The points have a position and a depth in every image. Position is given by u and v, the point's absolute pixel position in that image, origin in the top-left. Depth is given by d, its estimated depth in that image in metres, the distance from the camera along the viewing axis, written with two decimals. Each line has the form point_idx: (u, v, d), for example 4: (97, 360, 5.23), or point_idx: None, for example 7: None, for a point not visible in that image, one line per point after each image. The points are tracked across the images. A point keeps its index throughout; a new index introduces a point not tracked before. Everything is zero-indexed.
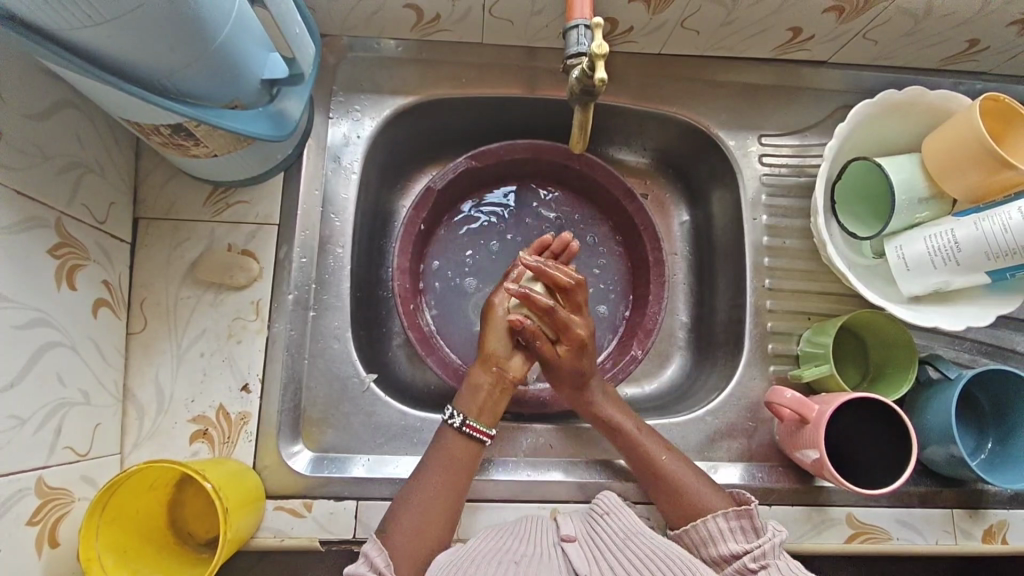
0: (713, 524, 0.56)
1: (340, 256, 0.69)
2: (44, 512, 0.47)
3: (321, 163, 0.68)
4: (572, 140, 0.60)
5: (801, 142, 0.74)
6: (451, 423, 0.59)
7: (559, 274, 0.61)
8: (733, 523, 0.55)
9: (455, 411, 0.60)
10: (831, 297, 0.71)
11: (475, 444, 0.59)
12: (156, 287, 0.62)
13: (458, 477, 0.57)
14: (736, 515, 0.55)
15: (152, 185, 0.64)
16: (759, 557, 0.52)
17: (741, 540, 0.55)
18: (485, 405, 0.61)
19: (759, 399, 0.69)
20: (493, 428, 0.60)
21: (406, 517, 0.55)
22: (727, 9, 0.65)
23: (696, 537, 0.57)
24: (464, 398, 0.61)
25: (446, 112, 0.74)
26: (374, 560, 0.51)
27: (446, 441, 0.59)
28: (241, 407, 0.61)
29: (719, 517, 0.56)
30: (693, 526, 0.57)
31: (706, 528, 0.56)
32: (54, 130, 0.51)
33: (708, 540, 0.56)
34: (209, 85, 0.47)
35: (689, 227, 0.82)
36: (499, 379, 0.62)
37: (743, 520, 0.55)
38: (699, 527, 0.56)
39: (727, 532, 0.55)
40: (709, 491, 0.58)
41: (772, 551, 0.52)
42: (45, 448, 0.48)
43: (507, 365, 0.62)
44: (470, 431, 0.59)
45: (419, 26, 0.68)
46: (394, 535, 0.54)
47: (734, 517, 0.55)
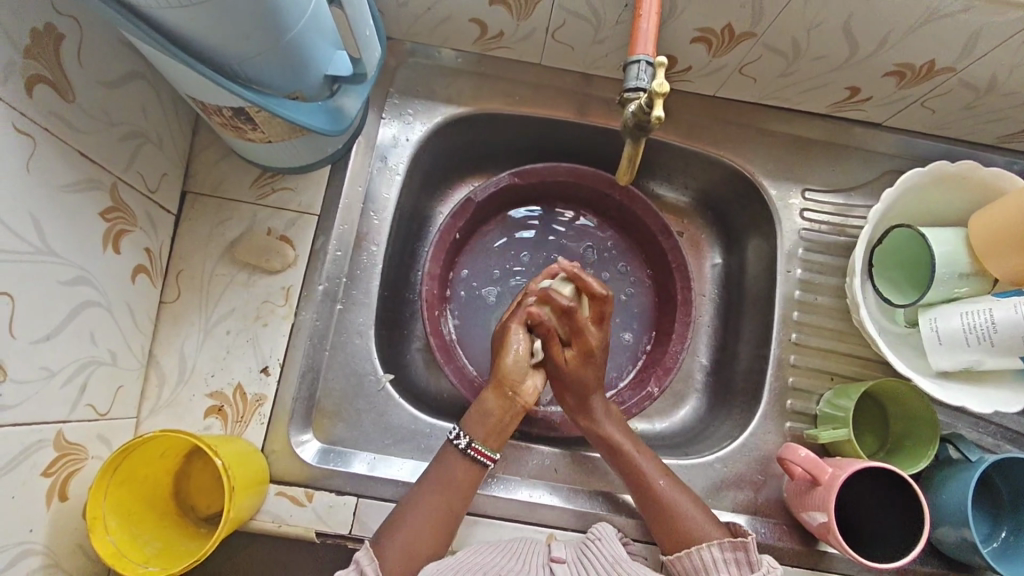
0: (706, 553, 0.56)
1: (373, 254, 0.70)
2: (59, 465, 0.48)
3: (368, 161, 0.70)
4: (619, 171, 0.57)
5: (844, 201, 0.74)
6: (456, 444, 0.59)
7: (592, 282, 0.61)
8: (726, 554, 0.55)
9: (461, 432, 0.60)
10: (855, 360, 0.70)
11: (478, 467, 0.59)
12: (194, 261, 0.64)
13: (459, 491, 0.58)
14: (730, 547, 0.55)
15: (204, 162, 0.66)
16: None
17: (733, 571, 0.55)
18: (495, 429, 0.60)
19: (771, 452, 0.68)
20: (497, 453, 0.60)
21: (402, 528, 0.55)
22: (788, 62, 0.65)
23: (691, 565, 0.56)
24: (473, 420, 0.60)
25: (494, 126, 0.75)
26: (363, 567, 0.52)
27: (450, 460, 0.59)
28: (258, 389, 0.62)
29: (714, 547, 0.56)
30: (687, 553, 0.57)
31: (701, 557, 0.56)
32: (122, 99, 0.53)
33: (700, 569, 0.56)
34: (276, 75, 0.48)
35: (720, 270, 0.82)
36: (510, 405, 0.61)
37: (737, 552, 0.55)
38: (692, 555, 0.56)
39: (722, 562, 0.55)
40: (710, 521, 0.58)
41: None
42: (69, 403, 0.49)
43: (519, 390, 0.61)
44: (474, 455, 0.59)
45: (482, 41, 0.69)
46: (388, 549, 0.54)
47: (728, 548, 0.56)
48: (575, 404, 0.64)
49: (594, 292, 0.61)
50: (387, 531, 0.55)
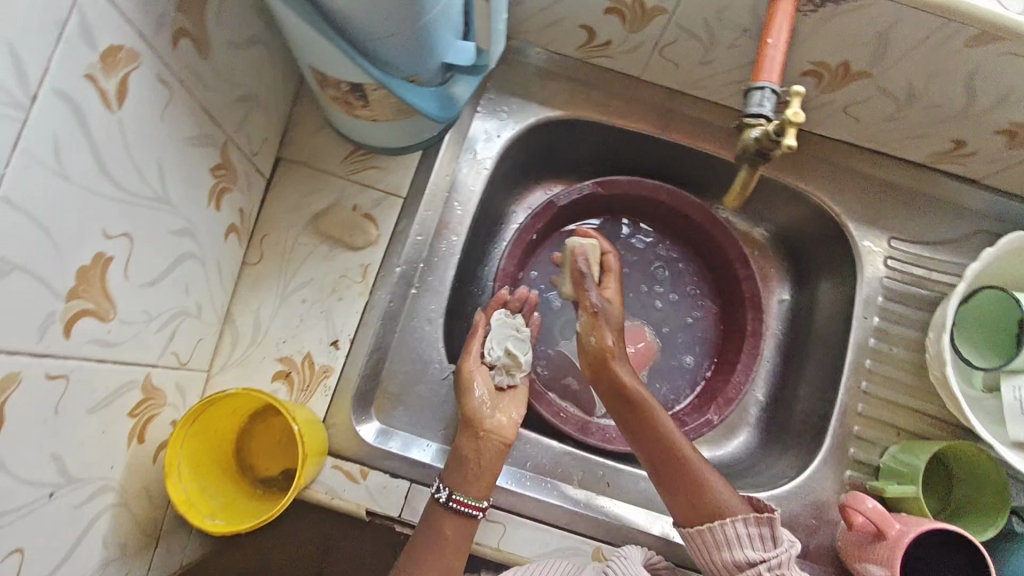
0: (731, 528, 0.54)
1: (453, 243, 0.71)
2: (141, 409, 0.49)
3: (459, 153, 0.71)
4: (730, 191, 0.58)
5: (931, 254, 0.72)
6: (437, 499, 0.56)
7: (610, 255, 0.67)
8: (751, 530, 0.54)
9: (441, 486, 0.56)
10: (925, 417, 0.68)
11: (467, 518, 0.56)
12: (280, 227, 0.65)
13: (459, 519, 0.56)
14: (754, 521, 0.54)
15: (301, 133, 0.67)
16: (776, 567, 0.52)
17: (757, 547, 0.53)
18: (474, 476, 0.57)
19: (827, 499, 0.66)
20: (484, 501, 0.57)
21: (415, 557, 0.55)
22: (897, 105, 0.64)
23: (714, 540, 0.54)
24: (450, 470, 0.58)
25: (584, 134, 0.75)
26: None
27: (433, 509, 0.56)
28: (326, 360, 0.63)
29: (739, 522, 0.54)
30: (709, 527, 0.54)
31: (723, 532, 0.54)
32: (245, 61, 0.54)
33: (723, 544, 0.54)
34: (401, 58, 0.49)
35: (787, 307, 0.81)
36: (482, 446, 0.59)
37: (761, 528, 0.54)
38: (715, 530, 0.54)
39: (745, 539, 0.53)
40: (731, 493, 0.56)
41: (788, 563, 0.52)
42: (158, 349, 0.50)
43: (490, 428, 0.59)
44: (456, 506, 0.55)
45: (586, 48, 0.69)
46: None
47: (752, 524, 0.54)
48: (592, 363, 0.62)
49: (611, 265, 0.66)
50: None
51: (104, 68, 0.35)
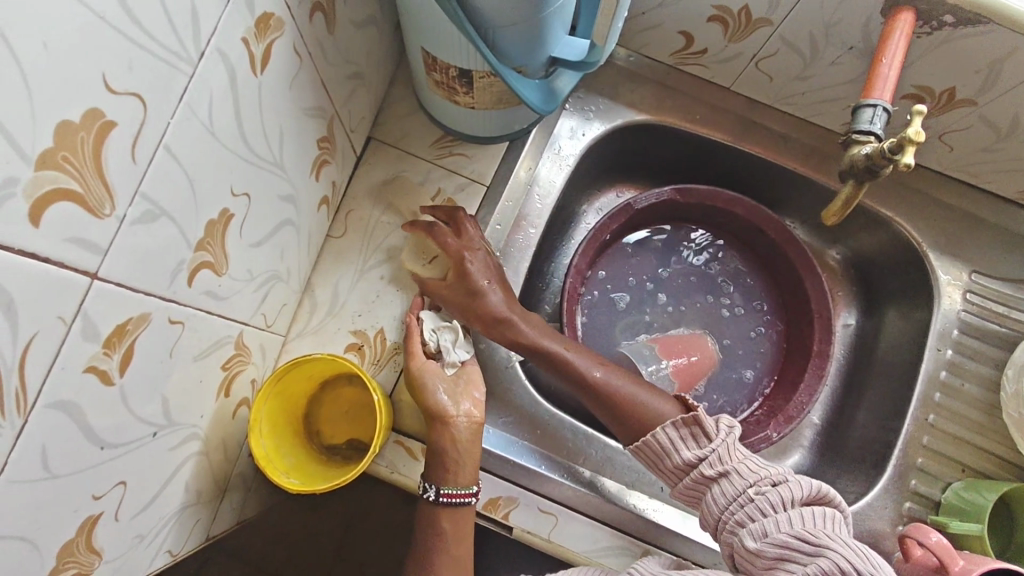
0: (662, 435, 0.56)
1: (529, 236, 0.70)
2: (232, 364, 0.51)
3: (543, 147, 0.71)
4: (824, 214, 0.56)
5: (1013, 292, 0.71)
6: (428, 498, 0.57)
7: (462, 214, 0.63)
8: (682, 431, 0.55)
9: (427, 486, 0.57)
10: (990, 456, 0.67)
11: (462, 506, 0.57)
12: (365, 204, 0.67)
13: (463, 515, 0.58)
14: (682, 425, 0.55)
15: (394, 114, 0.68)
16: (715, 462, 0.53)
17: (691, 445, 0.55)
18: (455, 466, 0.56)
19: (884, 530, 0.65)
20: (475, 485, 0.57)
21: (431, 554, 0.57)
22: (998, 135, 0.63)
23: (653, 450, 0.56)
24: (433, 465, 0.57)
25: (666, 140, 0.76)
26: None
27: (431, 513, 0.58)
28: (398, 338, 0.64)
29: (668, 428, 0.56)
30: (647, 440, 0.57)
31: (661, 440, 0.56)
32: (360, 38, 0.55)
33: (664, 452, 0.56)
34: (514, 44, 0.49)
35: (851, 332, 0.79)
36: (452, 433, 0.57)
37: (689, 428, 0.55)
38: (654, 440, 0.56)
39: (679, 441, 0.55)
40: (658, 401, 0.59)
41: (726, 453, 0.53)
42: (252, 308, 0.52)
43: (453, 417, 0.57)
44: (449, 498, 0.56)
45: (680, 54, 0.69)
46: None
47: (681, 425, 0.55)
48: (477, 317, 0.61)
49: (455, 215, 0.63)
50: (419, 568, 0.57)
51: (257, 34, 0.37)
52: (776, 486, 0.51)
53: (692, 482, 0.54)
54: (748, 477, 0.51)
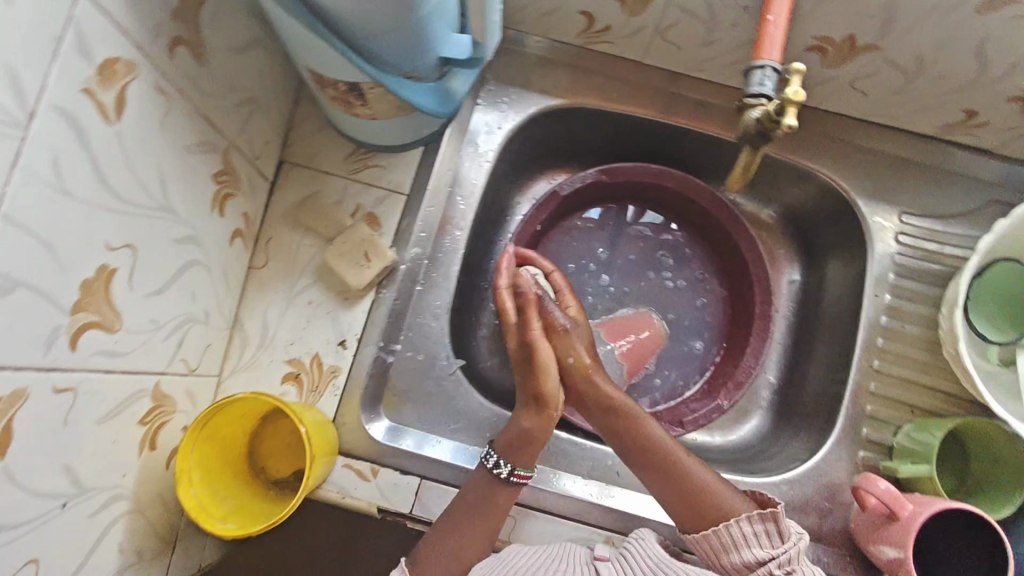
0: (737, 529, 0.53)
1: (456, 239, 0.69)
2: (152, 416, 0.50)
3: (459, 146, 0.70)
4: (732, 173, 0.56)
5: (942, 228, 0.71)
6: (497, 473, 0.57)
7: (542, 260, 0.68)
8: (756, 527, 0.53)
9: (501, 461, 0.58)
10: (940, 395, 0.67)
11: (513, 490, 0.58)
12: (284, 230, 0.65)
13: (491, 518, 0.57)
14: (761, 517, 0.53)
15: (302, 133, 0.67)
16: (785, 563, 0.51)
17: (766, 544, 0.52)
18: (530, 449, 0.60)
19: (840, 481, 0.66)
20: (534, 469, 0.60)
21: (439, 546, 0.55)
22: (907, 78, 0.62)
23: (720, 543, 0.54)
24: (512, 446, 0.59)
25: (586, 122, 0.74)
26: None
27: (465, 504, 0.57)
28: (334, 361, 0.63)
29: (742, 522, 0.53)
30: (714, 531, 0.54)
31: (729, 533, 0.53)
32: (243, 64, 0.53)
33: (732, 546, 0.53)
34: (397, 53, 0.48)
35: (797, 287, 0.80)
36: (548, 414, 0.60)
37: (767, 524, 0.53)
38: (721, 531, 0.54)
39: (752, 537, 0.53)
40: (733, 495, 0.56)
41: (798, 557, 0.51)
42: (165, 357, 0.50)
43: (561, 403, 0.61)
44: (517, 480, 0.58)
45: (585, 34, 0.68)
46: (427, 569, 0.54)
47: (757, 521, 0.53)
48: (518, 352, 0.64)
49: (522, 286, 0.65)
50: (423, 555, 0.55)
51: (101, 81, 0.36)
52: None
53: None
54: None
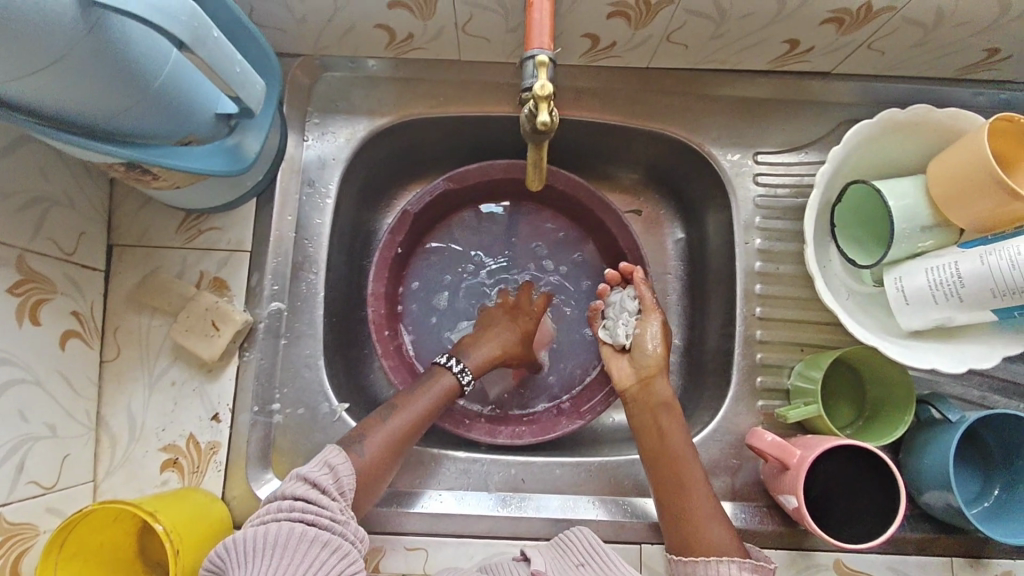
0: (724, 567, 0.50)
1: (313, 282, 0.67)
2: (6, 547, 0.49)
3: (294, 187, 0.67)
4: (527, 178, 0.52)
5: (800, 160, 0.70)
6: (458, 374, 0.63)
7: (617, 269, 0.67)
8: (745, 575, 0.50)
9: (465, 367, 0.64)
10: (828, 326, 0.66)
11: (451, 389, 0.63)
12: (128, 316, 0.62)
13: (430, 404, 0.61)
14: (749, 568, 0.50)
15: (127, 212, 0.63)
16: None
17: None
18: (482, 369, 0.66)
19: (745, 434, 0.65)
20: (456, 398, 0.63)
21: (377, 432, 0.57)
22: (715, 23, 0.60)
23: (699, 573, 0.51)
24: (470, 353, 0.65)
25: (425, 132, 0.71)
26: (332, 462, 0.53)
27: (422, 386, 0.62)
28: (211, 437, 0.61)
29: (734, 563, 0.50)
30: (703, 562, 0.51)
31: (716, 568, 0.50)
32: (12, 168, 0.51)
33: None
34: (155, 125, 0.46)
35: (683, 245, 0.79)
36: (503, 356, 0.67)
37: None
38: (708, 563, 0.51)
39: None
40: (732, 538, 0.53)
41: None
42: (3, 485, 0.49)
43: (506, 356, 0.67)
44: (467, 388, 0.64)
45: (393, 45, 0.65)
46: (358, 453, 0.55)
47: (748, 568, 0.50)
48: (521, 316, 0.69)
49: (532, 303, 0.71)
50: (359, 440, 0.56)
51: None
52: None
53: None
54: None
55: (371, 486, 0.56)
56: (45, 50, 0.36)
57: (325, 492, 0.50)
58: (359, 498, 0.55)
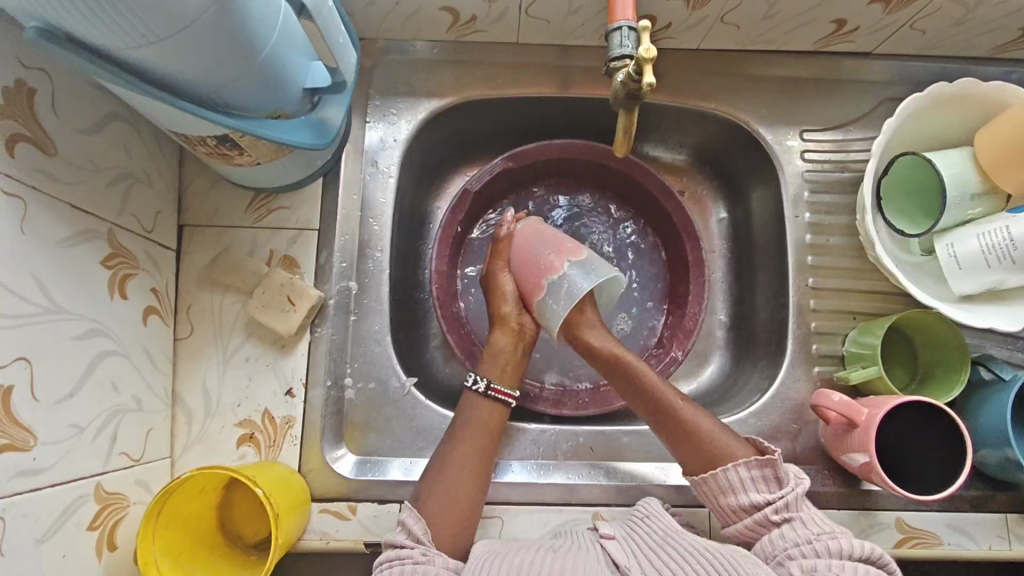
0: (733, 474, 0.55)
1: (378, 260, 0.68)
2: (102, 517, 0.50)
3: (359, 167, 0.68)
4: (614, 144, 0.56)
5: (843, 137, 0.72)
6: (475, 388, 0.62)
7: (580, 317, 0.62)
8: (754, 472, 0.55)
9: (479, 377, 0.62)
10: (878, 295, 0.69)
11: (500, 405, 0.62)
12: (201, 294, 0.63)
13: (489, 434, 0.60)
14: (755, 464, 0.55)
15: (197, 192, 0.64)
16: (782, 508, 0.53)
17: (763, 490, 0.55)
18: (506, 365, 0.63)
19: (803, 400, 0.68)
20: (516, 390, 0.63)
21: (443, 489, 0.56)
22: (769, 2, 0.63)
23: (718, 486, 0.56)
24: (487, 364, 0.63)
25: (482, 113, 0.73)
26: (410, 526, 0.53)
27: (473, 407, 0.61)
28: (286, 412, 0.62)
29: (741, 467, 0.55)
30: (713, 474, 0.56)
31: (728, 477, 0.55)
32: (105, 143, 0.52)
33: (728, 490, 0.55)
34: (255, 96, 0.47)
35: (727, 224, 0.81)
36: (520, 336, 0.64)
37: (764, 469, 0.55)
38: (721, 476, 0.55)
39: (750, 481, 0.55)
40: (730, 438, 0.57)
41: (795, 502, 0.53)
42: (101, 455, 0.50)
43: (523, 322, 0.64)
44: (494, 394, 0.61)
45: (455, 28, 0.67)
46: (430, 503, 0.55)
47: (755, 466, 0.55)
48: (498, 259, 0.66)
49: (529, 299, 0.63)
50: (427, 491, 0.56)
51: None
52: (815, 536, 0.50)
53: (750, 526, 0.54)
54: (810, 527, 0.51)
55: (462, 536, 0.55)
56: (180, 16, 0.37)
57: (404, 547, 0.52)
58: (456, 542, 0.55)
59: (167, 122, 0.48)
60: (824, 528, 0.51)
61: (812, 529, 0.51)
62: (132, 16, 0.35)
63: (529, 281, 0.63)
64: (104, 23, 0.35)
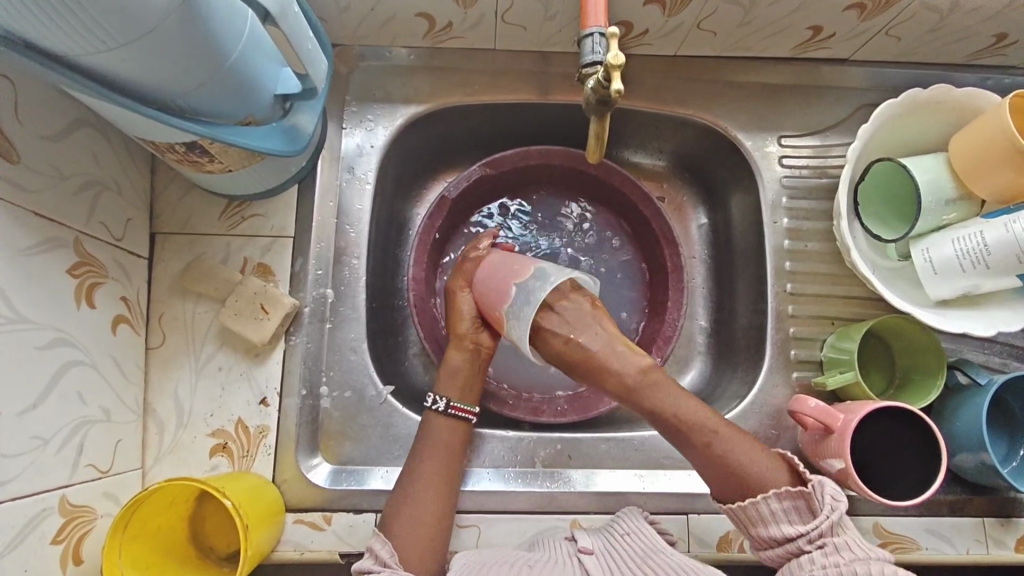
0: (766, 505, 0.52)
1: (355, 267, 0.67)
2: (68, 530, 0.49)
3: (335, 174, 0.68)
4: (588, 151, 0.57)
5: (821, 143, 0.73)
6: (435, 409, 0.61)
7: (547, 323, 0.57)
8: (785, 504, 0.52)
9: (437, 396, 0.61)
10: (855, 301, 0.69)
11: (462, 423, 0.61)
12: (173, 303, 0.62)
13: (449, 452, 0.59)
14: (788, 495, 0.52)
15: (169, 199, 0.64)
16: (817, 538, 0.50)
17: (797, 519, 0.52)
18: (466, 384, 0.62)
19: (781, 406, 0.67)
20: (476, 406, 0.62)
21: (408, 513, 0.55)
22: (744, 9, 0.63)
23: (748, 515, 0.53)
24: (443, 382, 0.62)
25: (459, 120, 0.73)
26: (379, 552, 0.52)
27: (433, 425, 0.60)
28: (260, 421, 0.61)
29: (773, 499, 0.52)
30: (746, 505, 0.53)
31: (759, 509, 0.53)
32: (72, 150, 0.51)
33: (760, 520, 0.53)
34: (222, 102, 0.46)
35: (707, 230, 0.81)
36: (477, 353, 0.63)
37: (797, 501, 0.52)
38: (751, 507, 0.53)
39: (783, 513, 0.52)
40: (766, 463, 0.54)
41: (830, 530, 0.50)
42: (66, 467, 0.49)
43: (478, 340, 0.63)
44: (454, 412, 0.60)
45: (432, 34, 0.67)
46: (398, 527, 0.54)
47: (786, 498, 0.52)
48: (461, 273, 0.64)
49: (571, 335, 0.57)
50: (393, 515, 0.55)
51: None
52: (846, 564, 0.48)
53: (786, 558, 0.51)
54: (845, 555, 0.48)
55: (437, 552, 0.55)
56: (140, 22, 0.36)
57: (371, 572, 0.51)
58: (431, 560, 0.54)
59: (132, 128, 0.47)
60: (861, 554, 0.48)
61: (845, 557, 0.48)
62: (90, 23, 0.35)
63: (487, 292, 0.60)
64: (60, 28, 0.35)
